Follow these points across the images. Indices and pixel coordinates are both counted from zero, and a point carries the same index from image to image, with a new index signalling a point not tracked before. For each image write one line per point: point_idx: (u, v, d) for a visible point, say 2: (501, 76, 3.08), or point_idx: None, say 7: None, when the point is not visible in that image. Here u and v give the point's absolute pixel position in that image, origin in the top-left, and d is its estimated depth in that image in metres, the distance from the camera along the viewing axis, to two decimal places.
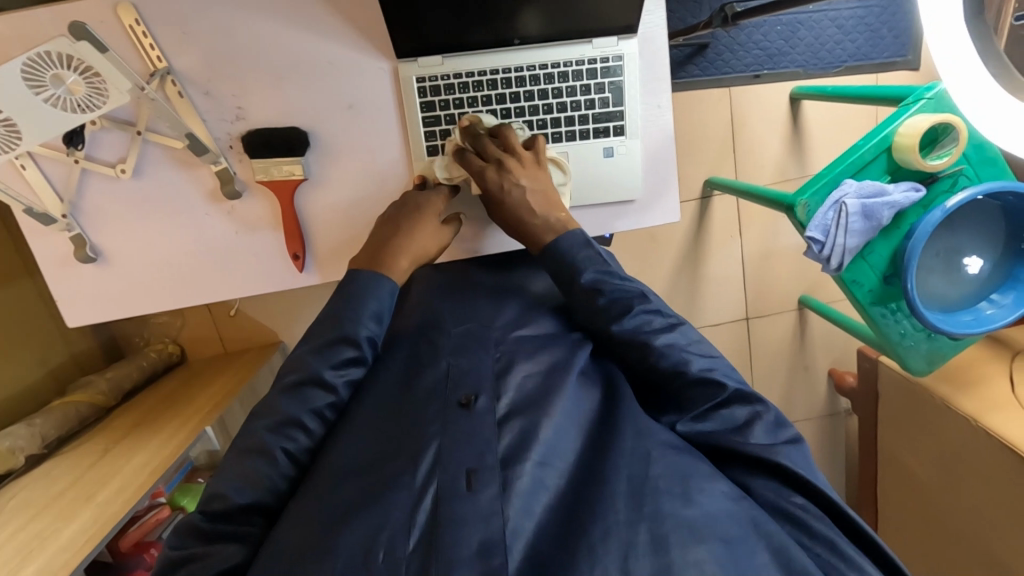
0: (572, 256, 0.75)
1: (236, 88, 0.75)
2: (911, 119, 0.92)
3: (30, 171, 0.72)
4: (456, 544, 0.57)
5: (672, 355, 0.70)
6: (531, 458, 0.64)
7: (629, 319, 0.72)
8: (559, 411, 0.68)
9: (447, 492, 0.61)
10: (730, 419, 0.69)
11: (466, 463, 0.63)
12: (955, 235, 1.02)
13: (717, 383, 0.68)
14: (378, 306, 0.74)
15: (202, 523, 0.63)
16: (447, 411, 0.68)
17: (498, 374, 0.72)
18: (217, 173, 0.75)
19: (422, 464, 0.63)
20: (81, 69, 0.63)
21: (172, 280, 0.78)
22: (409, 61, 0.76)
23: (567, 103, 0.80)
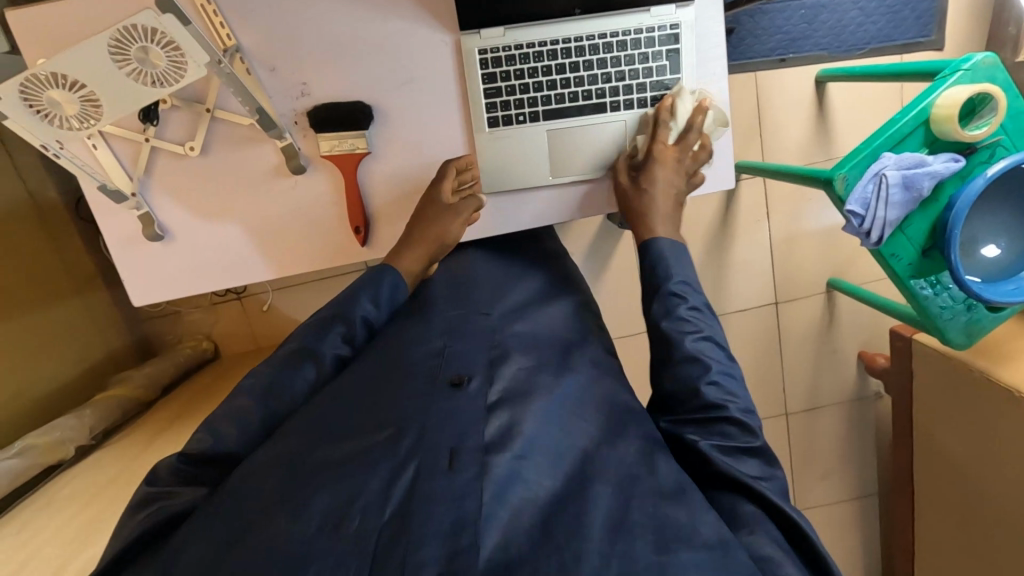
0: (662, 261, 0.79)
1: (300, 64, 0.76)
2: (949, 91, 0.94)
3: (101, 152, 0.73)
4: (429, 518, 0.55)
5: (721, 388, 0.70)
6: (509, 450, 0.63)
7: (691, 345, 0.72)
8: (543, 412, 0.69)
9: (425, 470, 0.60)
10: (736, 450, 0.68)
11: (449, 442, 0.62)
12: (986, 218, 1.02)
13: (753, 428, 0.68)
14: (377, 292, 0.81)
15: (181, 465, 0.69)
16: (435, 390, 0.69)
17: (492, 363, 0.75)
18: (282, 148, 0.76)
19: (403, 440, 0.63)
20: (163, 43, 0.56)
21: (231, 259, 0.79)
22: (472, 34, 0.77)
23: (624, 73, 0.81)
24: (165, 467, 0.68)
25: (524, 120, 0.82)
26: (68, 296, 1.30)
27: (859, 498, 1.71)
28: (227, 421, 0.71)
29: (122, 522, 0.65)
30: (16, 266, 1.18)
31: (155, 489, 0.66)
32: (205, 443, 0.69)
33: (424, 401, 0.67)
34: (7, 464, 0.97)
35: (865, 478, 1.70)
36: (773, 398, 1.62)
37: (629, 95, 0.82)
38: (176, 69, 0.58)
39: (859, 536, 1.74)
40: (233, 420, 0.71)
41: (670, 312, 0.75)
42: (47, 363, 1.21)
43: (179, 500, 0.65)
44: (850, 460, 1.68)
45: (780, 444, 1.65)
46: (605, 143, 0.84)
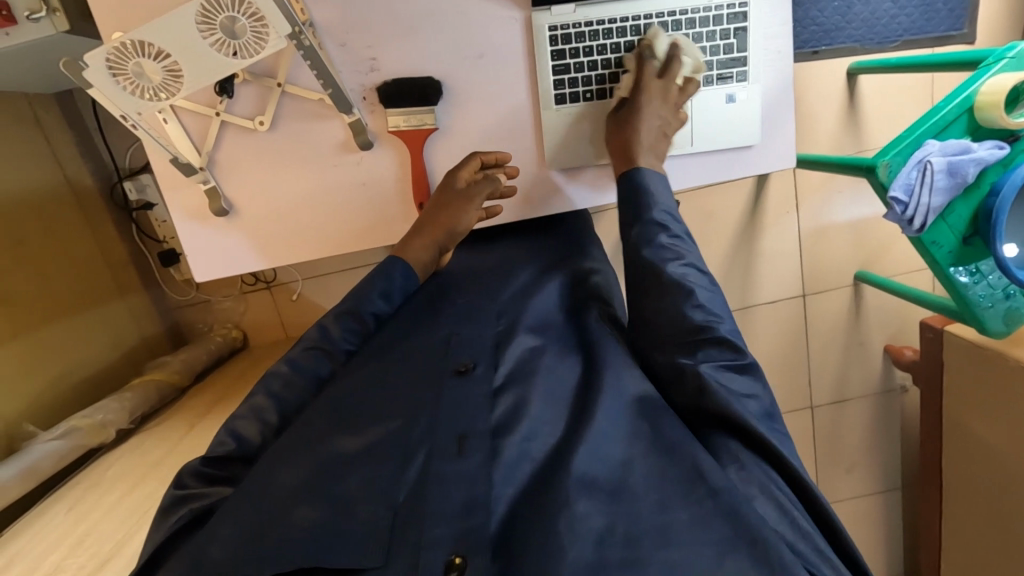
0: (645, 190, 0.76)
1: (371, 39, 0.76)
2: (994, 78, 0.94)
3: (172, 125, 0.74)
4: (443, 500, 0.58)
5: (707, 312, 0.69)
6: (517, 432, 0.65)
7: (676, 266, 0.71)
8: (541, 390, 0.70)
9: (437, 453, 0.62)
10: (737, 385, 0.66)
11: (458, 430, 0.64)
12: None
13: (739, 348, 0.68)
14: (389, 285, 0.78)
15: (199, 466, 0.70)
16: (443, 379, 0.69)
17: (498, 344, 0.75)
18: (350, 123, 0.76)
19: (415, 427, 0.65)
20: (250, 14, 0.56)
21: (292, 236, 0.80)
22: (542, 10, 0.77)
23: (692, 51, 0.80)
24: (189, 469, 0.69)
25: (591, 97, 0.82)
26: (103, 283, 1.30)
27: (883, 492, 1.72)
28: (246, 418, 0.71)
29: (155, 523, 0.66)
30: (53, 252, 1.19)
31: (181, 492, 0.67)
32: (228, 443, 0.70)
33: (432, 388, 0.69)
34: (51, 446, 0.98)
35: (888, 472, 1.71)
36: (798, 390, 1.62)
37: (697, 72, 0.81)
38: (258, 41, 0.58)
39: (882, 529, 1.74)
40: (250, 416, 0.71)
41: (650, 241, 0.74)
42: (83, 349, 1.21)
43: (202, 499, 0.65)
44: (874, 453, 1.69)
45: (805, 437, 1.65)
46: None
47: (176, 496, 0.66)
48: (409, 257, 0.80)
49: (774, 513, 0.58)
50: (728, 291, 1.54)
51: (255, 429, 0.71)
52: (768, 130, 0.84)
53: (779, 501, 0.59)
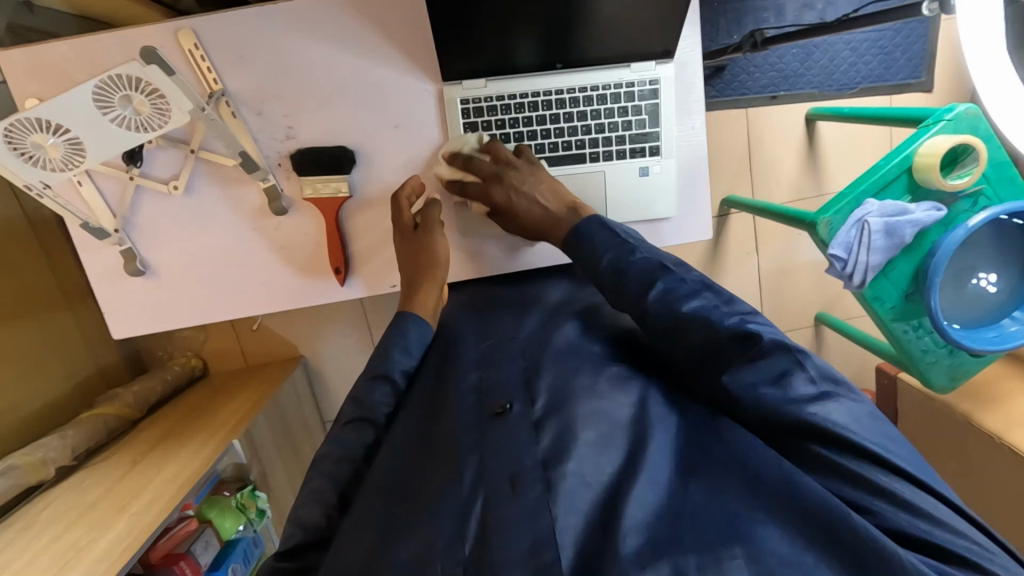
0: (589, 238, 0.74)
1: (287, 108, 0.75)
2: (932, 139, 0.95)
3: (86, 188, 0.72)
4: (507, 546, 0.54)
5: (702, 316, 0.64)
6: (570, 459, 0.59)
7: (657, 287, 0.68)
8: (593, 411, 0.64)
9: (493, 497, 0.58)
10: (768, 370, 0.59)
11: (509, 468, 0.60)
12: (976, 257, 1.02)
13: (750, 334, 0.61)
14: (407, 340, 0.77)
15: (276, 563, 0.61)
16: (481, 422, 0.66)
17: (527, 380, 0.71)
18: (265, 190, 0.75)
19: (466, 473, 0.61)
20: (147, 91, 0.57)
21: (211, 293, 0.78)
22: (454, 83, 0.76)
23: (605, 125, 0.80)
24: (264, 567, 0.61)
25: None
26: (49, 300, 1.28)
27: None
28: (308, 504, 0.64)
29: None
30: (6, 283, 1.18)
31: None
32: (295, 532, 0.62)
33: (476, 432, 0.65)
34: None
35: None
36: None
37: (609, 146, 0.80)
38: (160, 114, 0.59)
39: None
40: (311, 501, 0.64)
41: (609, 245, 0.73)
42: (31, 381, 1.20)
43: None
44: None
45: None
46: (585, 192, 0.82)
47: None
48: (418, 308, 0.79)
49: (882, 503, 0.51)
50: None
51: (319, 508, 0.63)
52: (683, 203, 0.84)
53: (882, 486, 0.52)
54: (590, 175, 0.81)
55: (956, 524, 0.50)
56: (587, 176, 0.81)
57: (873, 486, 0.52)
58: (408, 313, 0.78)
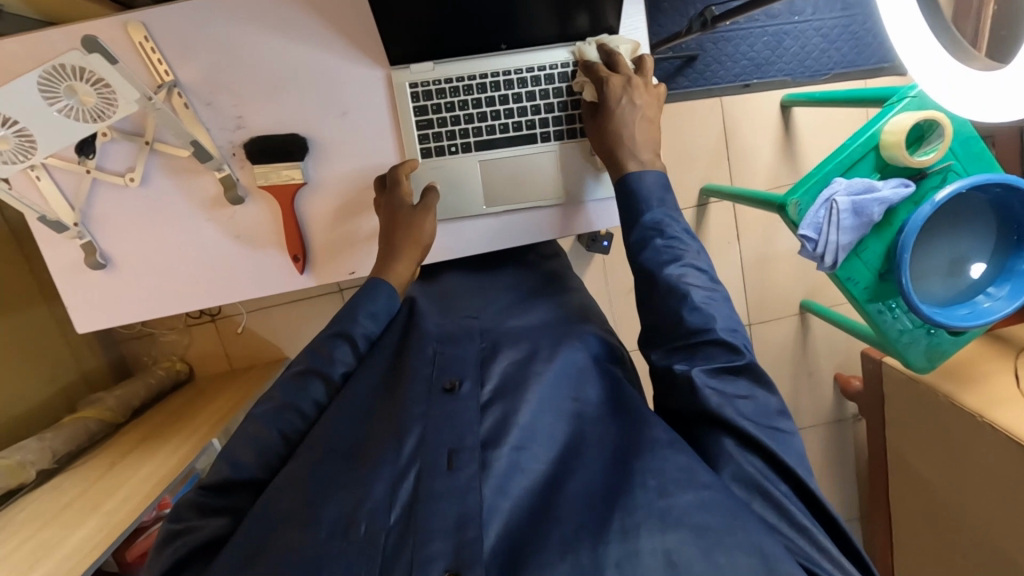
0: (639, 196, 0.76)
1: (237, 98, 0.75)
2: (896, 117, 0.95)
3: (44, 182, 0.73)
4: (435, 515, 0.60)
5: (705, 311, 0.69)
6: (507, 442, 0.66)
7: (675, 267, 0.72)
8: (538, 398, 0.70)
9: (428, 470, 0.64)
10: (734, 387, 0.67)
11: (448, 443, 0.65)
12: (960, 241, 1.02)
13: (735, 348, 0.68)
14: (374, 306, 0.77)
15: (200, 499, 0.67)
16: (432, 395, 0.71)
17: (483, 360, 0.76)
18: (220, 179, 0.75)
19: (406, 442, 0.66)
20: (93, 81, 0.58)
21: (168, 285, 0.79)
22: (402, 67, 0.77)
23: (554, 104, 0.81)
24: (186, 501, 0.67)
25: (456, 151, 0.81)
26: (20, 285, 1.27)
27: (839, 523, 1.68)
28: (244, 446, 0.70)
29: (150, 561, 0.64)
30: None
31: (177, 525, 0.65)
32: (222, 472, 0.68)
33: (423, 404, 0.70)
34: None
35: (844, 502, 1.68)
36: None
37: (560, 125, 0.82)
38: (107, 105, 0.60)
39: None
40: (247, 445, 0.70)
41: (648, 245, 0.74)
42: (10, 386, 1.20)
43: (200, 532, 0.64)
44: (829, 483, 1.66)
45: None
46: (540, 175, 0.83)
47: (171, 529, 0.65)
48: (392, 276, 0.79)
49: (773, 515, 0.61)
50: None
51: (253, 454, 0.69)
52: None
53: (779, 506, 0.61)
54: (543, 156, 0.83)
55: (840, 560, 0.58)
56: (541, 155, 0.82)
57: (778, 505, 0.61)
58: (383, 282, 0.78)
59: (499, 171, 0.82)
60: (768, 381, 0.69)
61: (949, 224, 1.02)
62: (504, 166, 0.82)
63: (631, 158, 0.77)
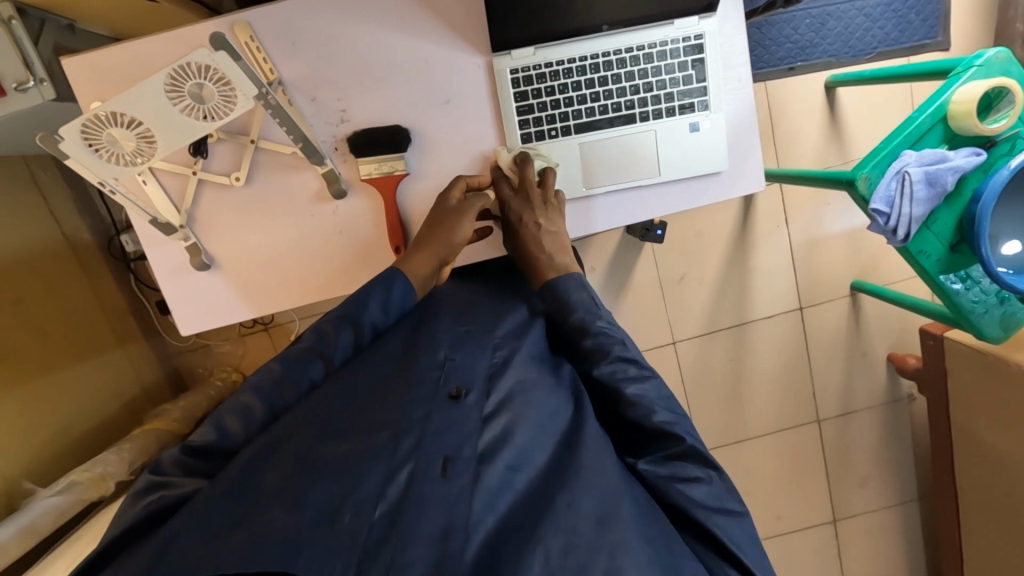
0: (567, 296, 0.78)
1: (340, 92, 0.76)
2: (963, 87, 0.95)
3: (151, 186, 0.74)
4: (419, 523, 0.56)
5: (640, 406, 0.69)
6: (500, 460, 0.64)
7: (604, 366, 0.72)
8: (532, 420, 0.69)
9: (420, 473, 0.59)
10: (681, 472, 0.67)
11: (444, 450, 0.61)
12: (995, 222, 1.03)
13: (676, 436, 0.67)
14: (388, 297, 0.74)
15: (183, 458, 0.67)
16: (435, 401, 0.65)
17: (492, 375, 0.72)
18: (323, 174, 0.76)
19: (403, 442, 0.60)
20: (217, 80, 0.58)
21: (273, 282, 0.79)
22: (503, 55, 0.78)
23: (652, 84, 0.81)
24: (170, 458, 0.67)
25: (556, 135, 0.82)
26: (84, 301, 1.29)
27: (899, 504, 1.67)
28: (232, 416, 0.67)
29: (124, 508, 0.64)
30: (51, 305, 1.20)
31: (158, 478, 0.65)
32: (208, 437, 0.66)
33: (423, 407, 0.64)
34: (52, 502, 0.98)
35: (903, 483, 1.67)
36: (805, 404, 1.60)
37: (658, 104, 0.81)
38: (226, 103, 0.60)
39: (902, 544, 1.69)
40: (235, 414, 0.67)
41: (585, 341, 0.75)
42: (81, 402, 1.22)
43: (178, 489, 0.62)
44: (887, 464, 1.65)
45: (816, 453, 1.63)
46: (635, 155, 0.83)
47: (152, 482, 0.64)
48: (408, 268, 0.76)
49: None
50: (725, 309, 1.54)
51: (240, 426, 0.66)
52: (744, 153, 0.84)
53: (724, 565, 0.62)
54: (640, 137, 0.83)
55: None
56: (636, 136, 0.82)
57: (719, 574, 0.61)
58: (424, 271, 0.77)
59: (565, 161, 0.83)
60: (720, 468, 0.67)
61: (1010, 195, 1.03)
62: (599, 150, 0.83)
63: (562, 255, 0.81)
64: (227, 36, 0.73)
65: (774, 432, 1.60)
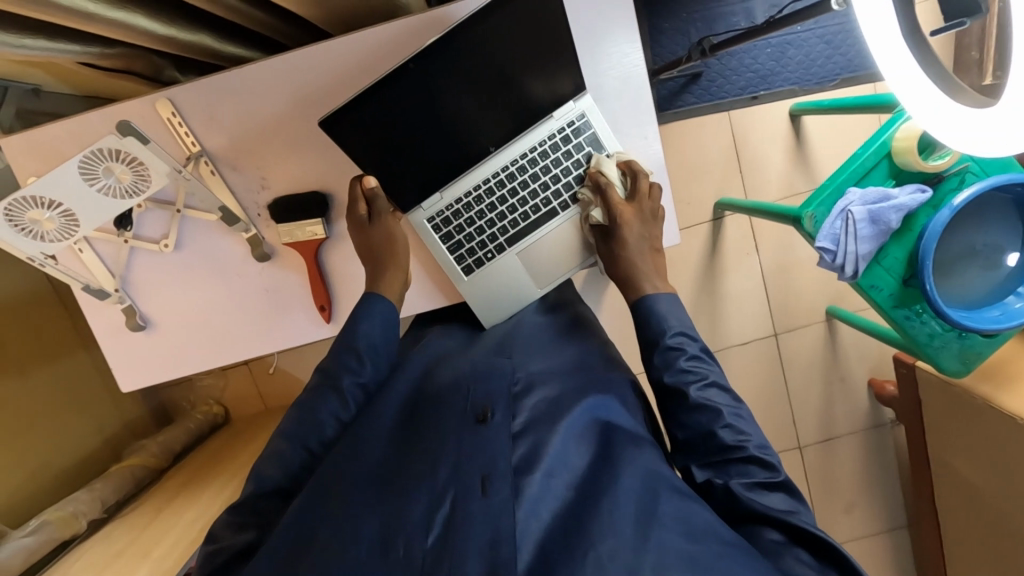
0: (658, 317, 0.77)
1: (261, 162, 0.78)
2: (907, 123, 0.94)
3: (87, 254, 0.78)
4: (469, 539, 0.59)
5: (735, 430, 0.70)
6: (538, 471, 0.65)
7: (698, 391, 0.71)
8: (565, 428, 0.69)
9: (462, 493, 0.63)
10: (774, 501, 0.65)
11: (481, 468, 0.65)
12: (992, 233, 1.00)
13: (771, 464, 0.67)
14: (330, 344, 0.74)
15: (230, 517, 0.71)
16: (464, 427, 0.70)
17: (514, 397, 0.74)
18: (247, 239, 0.79)
19: (442, 469, 0.65)
20: (128, 161, 0.62)
21: (207, 338, 0.82)
22: (415, 209, 0.81)
23: (557, 177, 0.81)
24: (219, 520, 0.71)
25: (493, 255, 0.83)
26: (68, 344, 1.34)
27: (889, 531, 1.61)
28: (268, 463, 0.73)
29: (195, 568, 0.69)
30: (32, 350, 1.25)
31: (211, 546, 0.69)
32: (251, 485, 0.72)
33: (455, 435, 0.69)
34: (21, 543, 1.03)
35: (890, 508, 1.61)
36: (783, 430, 1.58)
37: (571, 188, 0.82)
38: (142, 180, 0.65)
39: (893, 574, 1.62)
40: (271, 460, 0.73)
41: (671, 366, 0.74)
42: (58, 441, 1.26)
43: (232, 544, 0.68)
44: (873, 489, 1.60)
45: (798, 480, 1.59)
46: (570, 245, 0.84)
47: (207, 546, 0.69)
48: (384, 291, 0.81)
49: None
50: None
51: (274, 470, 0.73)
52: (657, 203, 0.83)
53: None
54: (565, 225, 0.83)
55: None
56: (563, 226, 0.83)
57: None
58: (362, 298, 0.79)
59: (541, 256, 0.84)
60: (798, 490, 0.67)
61: (984, 217, 1.00)
62: (538, 250, 0.84)
63: (644, 280, 0.80)
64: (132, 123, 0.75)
65: None
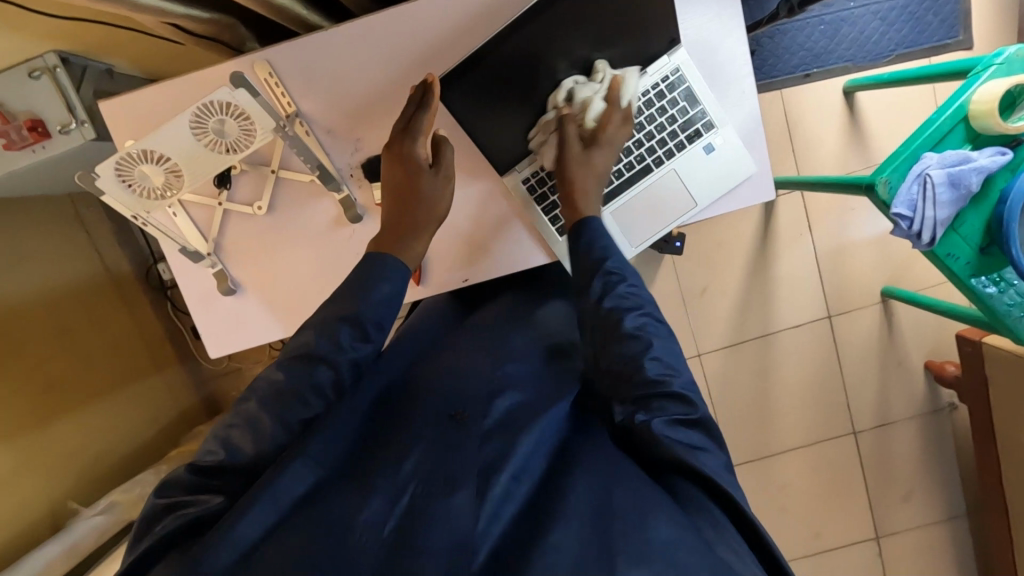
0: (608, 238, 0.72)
1: (353, 123, 0.80)
2: (985, 85, 0.93)
3: (181, 218, 0.80)
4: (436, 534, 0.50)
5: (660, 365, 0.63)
6: (507, 470, 0.57)
7: (632, 317, 0.66)
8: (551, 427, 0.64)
9: (435, 491, 0.54)
10: (690, 439, 0.59)
11: (471, 468, 0.56)
12: None
13: (686, 399, 0.60)
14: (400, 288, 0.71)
15: (190, 482, 0.58)
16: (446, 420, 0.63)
17: (490, 396, 0.68)
18: (340, 200, 0.80)
19: (408, 462, 0.57)
20: (236, 115, 0.65)
21: (296, 302, 0.83)
22: (510, 172, 0.83)
23: (652, 133, 0.80)
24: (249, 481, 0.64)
25: None
26: (126, 334, 1.35)
27: (949, 519, 1.57)
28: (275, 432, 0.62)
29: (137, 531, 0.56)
30: (92, 337, 1.27)
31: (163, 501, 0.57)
32: (220, 456, 0.58)
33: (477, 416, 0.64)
34: (92, 522, 1.04)
35: (950, 495, 1.57)
36: (837, 416, 1.55)
37: (667, 144, 0.81)
38: (247, 136, 0.67)
39: (954, 563, 1.58)
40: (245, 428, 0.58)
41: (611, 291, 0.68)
42: (117, 428, 1.27)
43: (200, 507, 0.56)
44: (931, 475, 1.57)
45: (853, 467, 1.56)
46: (665, 201, 0.82)
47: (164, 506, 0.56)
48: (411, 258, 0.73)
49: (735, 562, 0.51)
50: (750, 319, 1.51)
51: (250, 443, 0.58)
52: (754, 157, 0.81)
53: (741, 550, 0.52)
54: (662, 182, 0.81)
55: None
56: (659, 182, 0.81)
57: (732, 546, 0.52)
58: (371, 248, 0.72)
59: (637, 214, 0.82)
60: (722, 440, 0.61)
61: None
62: (632, 208, 0.82)
63: None
64: (246, 75, 0.76)
65: (804, 446, 1.55)
